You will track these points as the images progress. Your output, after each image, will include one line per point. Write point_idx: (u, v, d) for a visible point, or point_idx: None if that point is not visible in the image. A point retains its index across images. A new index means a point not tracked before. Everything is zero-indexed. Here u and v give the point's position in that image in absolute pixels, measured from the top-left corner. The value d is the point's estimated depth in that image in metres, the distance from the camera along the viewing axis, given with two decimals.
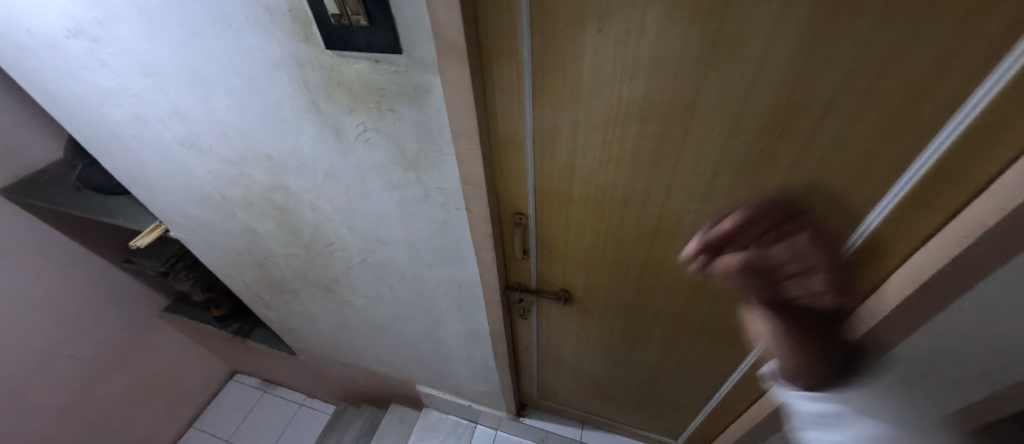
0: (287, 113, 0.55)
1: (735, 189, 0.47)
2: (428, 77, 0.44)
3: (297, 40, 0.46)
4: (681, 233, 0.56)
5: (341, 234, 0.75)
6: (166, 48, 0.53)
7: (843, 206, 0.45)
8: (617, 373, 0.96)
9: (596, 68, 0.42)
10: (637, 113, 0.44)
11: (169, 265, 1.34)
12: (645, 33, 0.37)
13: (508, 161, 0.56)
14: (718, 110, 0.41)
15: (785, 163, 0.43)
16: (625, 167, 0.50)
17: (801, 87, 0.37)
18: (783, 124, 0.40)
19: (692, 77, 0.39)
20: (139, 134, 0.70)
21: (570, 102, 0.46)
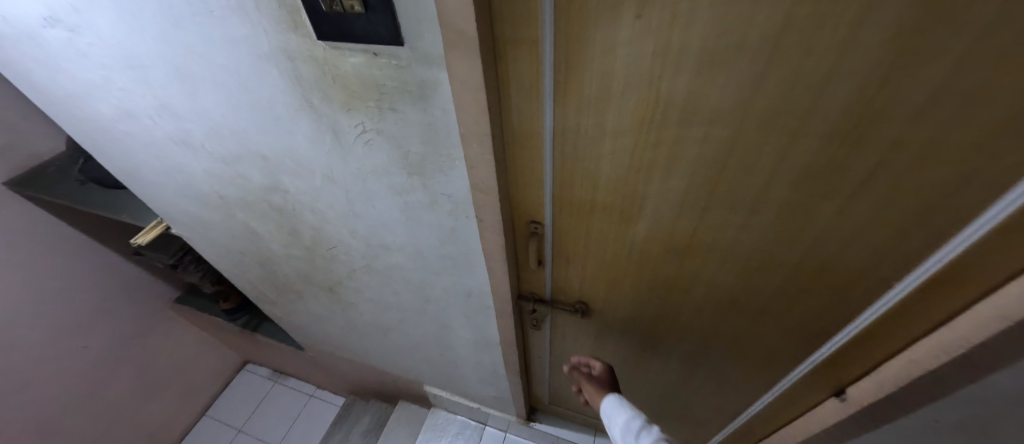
0: (280, 110, 0.50)
1: (788, 203, 0.41)
2: (433, 74, 0.38)
3: (286, 30, 0.40)
4: (717, 250, 0.50)
5: (343, 238, 0.71)
6: (147, 38, 0.48)
7: (900, 247, 0.40)
8: (633, 384, 0.91)
9: (630, 63, 0.35)
10: (676, 115, 0.38)
11: (178, 257, 1.30)
12: (694, 22, 0.31)
13: (524, 167, 0.50)
14: (778, 113, 0.34)
15: (854, 179, 0.36)
16: (658, 175, 0.44)
17: (869, 113, 0.32)
18: (858, 132, 0.33)
19: (742, 91, 0.34)
20: (130, 131, 0.66)
21: (597, 102, 0.40)
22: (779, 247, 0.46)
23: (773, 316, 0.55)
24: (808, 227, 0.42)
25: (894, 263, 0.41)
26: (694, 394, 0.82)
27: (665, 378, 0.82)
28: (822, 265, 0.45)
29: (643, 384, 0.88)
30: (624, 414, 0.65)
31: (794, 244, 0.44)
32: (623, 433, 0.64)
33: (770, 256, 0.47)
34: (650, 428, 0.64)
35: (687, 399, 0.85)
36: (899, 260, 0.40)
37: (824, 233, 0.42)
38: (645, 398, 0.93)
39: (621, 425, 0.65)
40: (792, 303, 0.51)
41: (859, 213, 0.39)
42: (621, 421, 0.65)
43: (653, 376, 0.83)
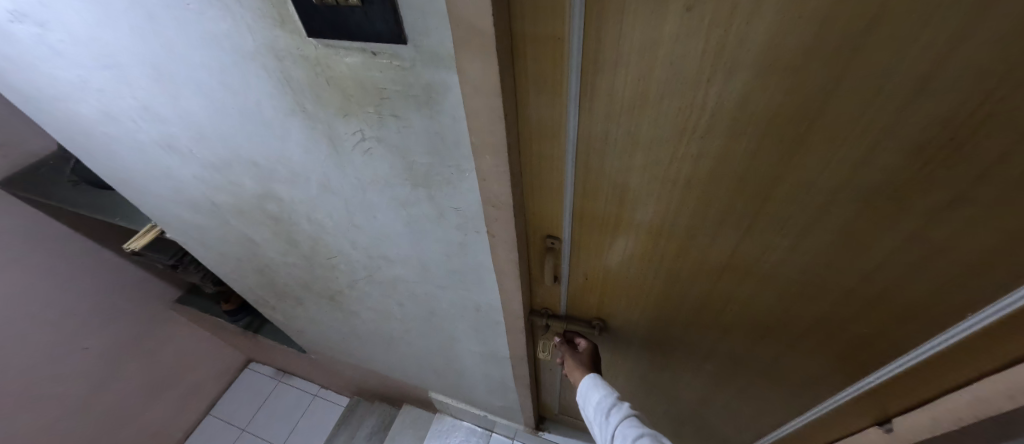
0: (270, 115, 0.45)
1: (848, 225, 0.36)
2: (441, 77, 0.33)
3: (273, 26, 0.35)
4: (757, 271, 0.45)
5: (343, 249, 0.66)
6: (122, 34, 0.43)
7: (971, 281, 0.34)
8: (649, 399, 0.86)
9: (672, 66, 0.30)
10: (724, 125, 0.33)
11: (178, 257, 1.24)
12: (756, 17, 0.26)
13: (541, 179, 0.45)
14: (850, 126, 0.29)
15: (934, 202, 0.31)
16: (696, 191, 0.39)
17: (964, 128, 0.26)
18: (946, 151, 0.28)
19: (808, 98, 0.28)
20: (113, 134, 0.61)
21: (629, 109, 0.34)
22: (832, 272, 0.40)
23: (814, 342, 0.50)
24: (870, 252, 0.37)
25: (971, 297, 0.35)
26: (715, 412, 0.77)
27: (683, 395, 0.78)
28: (882, 293, 0.40)
29: (660, 399, 0.84)
30: (596, 390, 0.58)
31: (850, 269, 0.39)
32: (595, 411, 0.57)
33: (819, 281, 0.42)
34: (624, 406, 0.56)
35: (706, 417, 0.81)
36: (978, 294, 0.35)
37: (888, 259, 0.36)
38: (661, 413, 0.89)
39: (592, 402, 0.58)
40: (837, 331, 0.46)
41: (932, 241, 0.33)
42: (593, 397, 0.58)
43: (671, 393, 0.79)
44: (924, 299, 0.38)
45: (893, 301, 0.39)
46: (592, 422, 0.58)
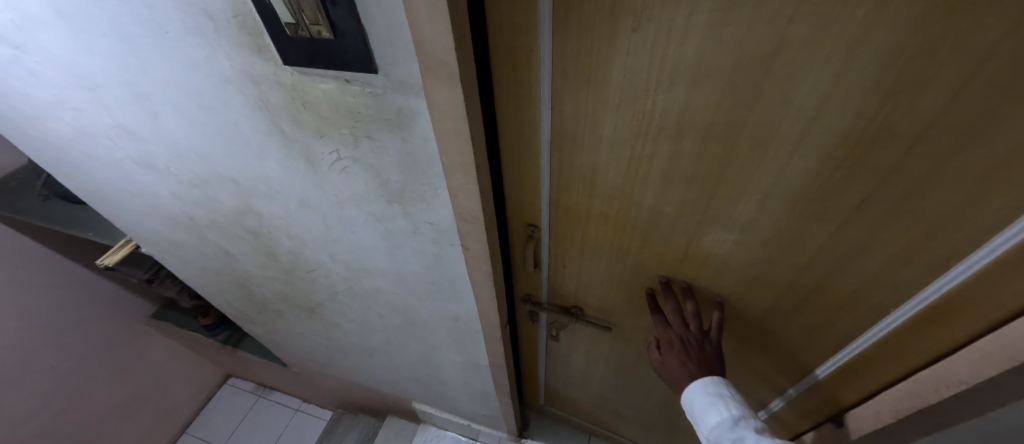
0: (247, 134, 0.46)
1: (784, 223, 0.39)
2: (411, 103, 0.35)
3: (249, 54, 0.37)
4: (711, 266, 0.48)
5: (323, 262, 0.67)
6: (100, 58, 0.44)
7: (894, 277, 0.37)
8: (628, 395, 0.90)
9: (626, 75, 0.33)
10: (671, 129, 0.36)
11: (154, 272, 1.21)
12: (687, 39, 0.29)
13: (519, 173, 0.48)
14: (776, 131, 0.32)
15: (850, 202, 0.34)
16: (651, 189, 0.42)
17: (868, 136, 0.30)
18: (855, 157, 0.31)
19: (738, 107, 0.32)
20: (88, 152, 0.61)
21: (590, 112, 0.37)
22: (775, 266, 0.44)
23: (769, 335, 0.53)
24: (803, 248, 0.40)
25: (896, 292, 0.38)
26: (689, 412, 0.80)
27: (657, 388, 0.81)
28: (819, 286, 0.43)
29: (638, 394, 0.87)
30: (716, 409, 0.48)
31: (790, 264, 0.43)
32: (717, 434, 0.48)
33: (765, 274, 0.45)
34: (752, 420, 0.48)
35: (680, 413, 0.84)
36: (902, 287, 0.38)
37: (820, 255, 0.40)
38: (638, 406, 0.93)
39: (711, 423, 0.49)
40: (786, 322, 0.49)
41: (856, 239, 0.37)
42: (711, 417, 0.48)
43: (647, 387, 0.82)
44: (856, 293, 0.41)
45: (828, 294, 0.43)
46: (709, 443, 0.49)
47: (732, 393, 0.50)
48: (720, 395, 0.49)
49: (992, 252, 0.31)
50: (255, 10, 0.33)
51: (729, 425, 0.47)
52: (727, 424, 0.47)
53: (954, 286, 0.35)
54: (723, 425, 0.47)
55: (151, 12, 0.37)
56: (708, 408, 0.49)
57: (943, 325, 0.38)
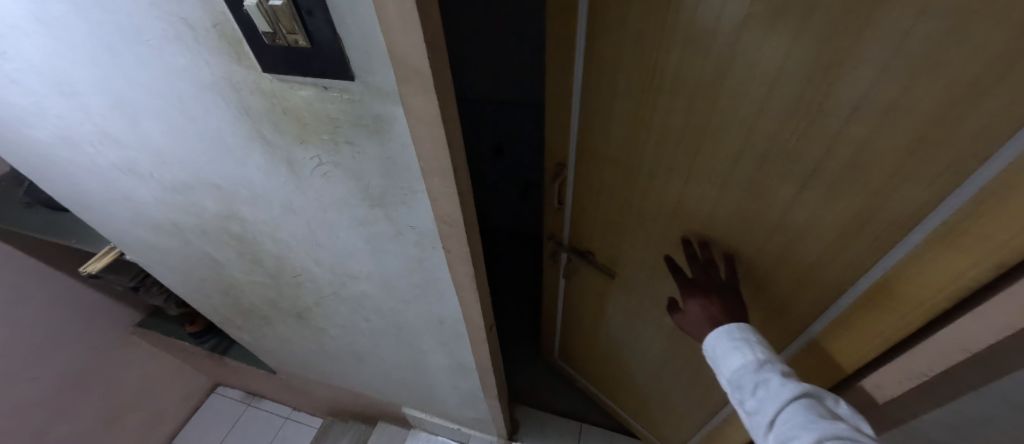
0: (229, 141, 0.47)
1: (757, 179, 0.49)
2: (388, 109, 0.36)
3: (229, 62, 0.38)
4: (697, 221, 0.60)
5: (308, 266, 0.67)
6: (80, 65, 0.44)
7: (857, 239, 0.44)
8: (630, 354, 1.00)
9: (635, 41, 0.48)
10: (665, 88, 0.49)
11: (140, 279, 1.20)
12: (676, 18, 0.43)
13: (561, 116, 0.67)
14: (745, 95, 0.43)
15: (810, 162, 0.43)
16: (651, 139, 0.56)
17: (818, 104, 0.39)
18: (808, 121, 0.40)
19: (714, 74, 0.44)
20: (71, 158, 0.61)
21: (611, 67, 0.53)
22: (755, 223, 0.53)
23: (765, 305, 0.60)
24: (779, 207, 0.49)
25: (860, 254, 0.45)
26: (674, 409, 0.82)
27: None
28: (793, 244, 0.51)
29: (638, 355, 0.97)
30: (742, 352, 0.52)
31: (766, 221, 0.51)
32: (738, 376, 0.52)
33: (746, 230, 0.54)
34: (777, 365, 0.51)
35: (672, 380, 0.93)
36: (868, 248, 0.44)
37: (792, 212, 0.48)
38: (640, 365, 1.00)
39: (734, 366, 0.52)
40: (769, 283, 0.57)
41: (817, 198, 0.45)
42: (736, 361, 0.52)
43: (644, 347, 0.93)
44: (830, 257, 0.48)
45: (804, 253, 0.50)
46: (728, 384, 0.53)
47: (761, 340, 0.53)
48: (749, 343, 0.53)
49: (940, 217, 0.37)
50: (234, 20, 0.34)
51: (752, 368, 0.51)
52: (749, 366, 0.51)
53: (913, 249, 0.40)
54: (746, 369, 0.51)
55: (131, 21, 0.37)
56: (734, 352, 0.53)
57: (909, 297, 0.43)
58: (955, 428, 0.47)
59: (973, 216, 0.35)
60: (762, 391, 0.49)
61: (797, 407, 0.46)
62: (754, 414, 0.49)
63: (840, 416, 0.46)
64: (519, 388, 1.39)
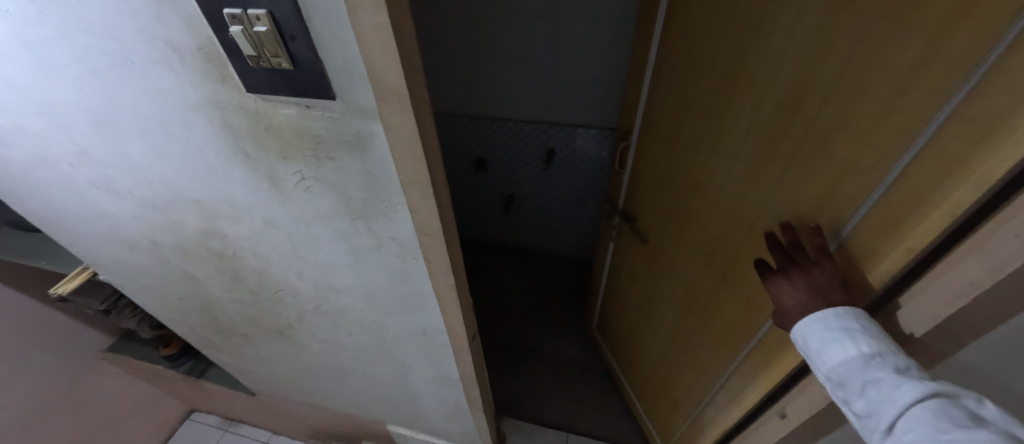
0: (211, 159, 0.48)
1: (761, 145, 0.61)
2: (368, 126, 0.38)
3: (214, 82, 0.39)
4: (712, 187, 0.75)
5: (289, 281, 0.68)
6: (62, 85, 0.45)
7: (829, 210, 0.50)
8: (647, 327, 1.11)
9: (699, 29, 0.71)
10: (713, 64, 0.69)
11: (110, 303, 1.16)
12: (727, 10, 0.64)
13: (642, 93, 0.96)
14: (761, 69, 0.58)
15: (798, 131, 0.54)
16: (696, 108, 0.76)
17: (806, 79, 0.51)
18: (800, 93, 0.52)
19: (746, 52, 0.61)
20: (45, 177, 0.60)
21: (683, 48, 0.78)
22: (757, 191, 0.63)
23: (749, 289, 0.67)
24: (773, 176, 0.59)
25: (824, 223, 0.52)
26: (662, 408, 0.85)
27: None
28: (778, 212, 0.59)
29: (653, 327, 1.08)
30: (843, 347, 0.45)
31: (762, 187, 0.62)
32: (841, 371, 0.46)
33: (748, 197, 0.65)
34: (893, 354, 0.43)
35: (672, 361, 1.01)
36: (835, 216, 0.50)
37: (781, 181, 0.58)
38: (654, 337, 1.08)
39: (837, 363, 0.46)
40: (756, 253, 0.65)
41: (801, 167, 0.54)
42: (838, 357, 0.45)
43: (658, 319, 1.04)
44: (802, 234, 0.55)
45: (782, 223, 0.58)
46: (828, 380, 0.48)
47: (872, 328, 0.45)
48: (854, 336, 0.44)
49: (885, 187, 0.43)
50: (220, 44, 0.36)
51: (858, 364, 0.44)
52: (854, 363, 0.44)
53: (862, 217, 0.46)
54: (851, 365, 0.45)
55: (117, 44, 0.39)
56: (836, 347, 0.46)
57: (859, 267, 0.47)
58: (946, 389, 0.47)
59: (905, 191, 0.41)
60: (875, 393, 0.43)
61: (921, 414, 0.40)
62: (865, 416, 0.44)
63: (981, 419, 0.39)
64: (507, 398, 1.39)
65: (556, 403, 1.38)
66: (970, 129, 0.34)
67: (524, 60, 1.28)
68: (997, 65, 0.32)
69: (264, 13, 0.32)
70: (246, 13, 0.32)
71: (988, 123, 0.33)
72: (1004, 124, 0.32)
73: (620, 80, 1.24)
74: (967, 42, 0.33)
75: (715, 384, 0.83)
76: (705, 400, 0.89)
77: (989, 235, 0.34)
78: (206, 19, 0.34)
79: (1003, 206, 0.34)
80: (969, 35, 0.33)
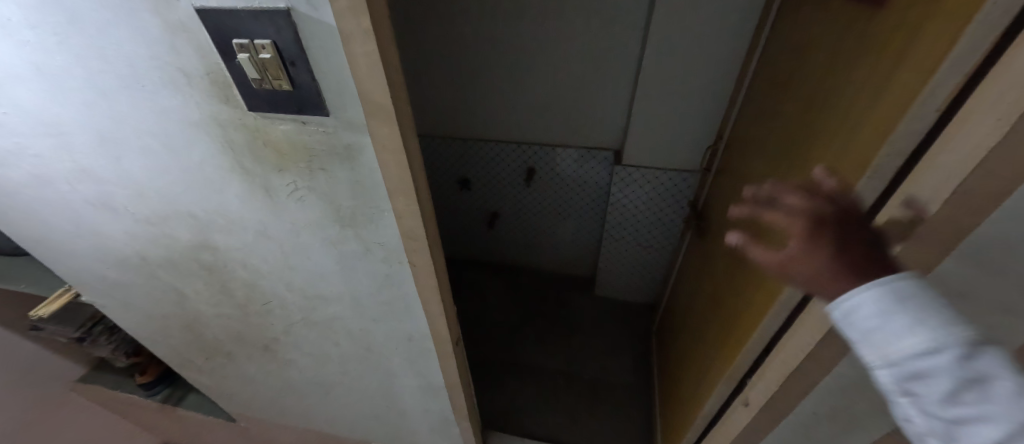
0: (212, 173, 0.52)
1: (783, 142, 0.68)
2: (358, 139, 0.44)
3: (218, 102, 0.44)
4: (749, 184, 0.83)
5: (278, 291, 0.70)
6: (70, 107, 0.49)
7: (800, 199, 0.57)
8: (684, 322, 1.18)
9: (784, 39, 0.80)
10: (783, 69, 0.78)
11: (85, 330, 1.14)
12: (801, 20, 0.73)
13: (737, 101, 1.06)
14: (803, 73, 0.66)
15: (802, 129, 0.61)
16: (763, 110, 0.84)
17: (822, 80, 0.58)
18: (815, 93, 0.59)
19: (800, 58, 0.69)
20: (41, 195, 0.63)
21: (772, 56, 0.87)
22: (769, 186, 0.70)
23: (744, 281, 0.73)
24: (782, 171, 0.66)
25: (792, 214, 0.58)
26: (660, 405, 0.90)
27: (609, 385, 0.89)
28: (775, 204, 0.66)
29: (688, 320, 1.14)
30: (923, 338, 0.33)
31: (774, 181, 0.68)
32: (919, 370, 0.34)
33: (765, 191, 0.72)
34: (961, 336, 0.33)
35: (688, 358, 1.06)
36: (799, 205, 0.56)
37: (783, 175, 0.64)
38: (686, 332, 1.14)
39: (908, 358, 0.34)
40: (754, 244, 0.72)
41: (798, 160, 0.60)
42: (922, 352, 0.33)
43: (692, 312, 1.11)
44: (780, 225, 0.62)
45: (774, 214, 0.65)
46: (890, 379, 0.36)
47: (937, 306, 0.34)
48: (883, 311, 0.35)
49: (831, 174, 0.49)
50: (227, 70, 0.41)
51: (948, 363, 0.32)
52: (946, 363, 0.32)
53: None
54: (940, 365, 0.32)
55: (131, 69, 0.43)
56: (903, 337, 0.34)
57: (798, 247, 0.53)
58: None
59: (838, 178, 0.47)
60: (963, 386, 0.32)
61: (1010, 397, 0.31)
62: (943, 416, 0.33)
63: None
64: (493, 412, 1.40)
65: (543, 415, 1.39)
66: (879, 120, 0.41)
67: (505, 83, 1.36)
68: (900, 71, 0.39)
69: (269, 43, 0.37)
70: (253, 43, 0.37)
71: (888, 116, 0.39)
72: (895, 117, 0.38)
73: (596, 104, 1.33)
74: (900, 43, 0.40)
75: (702, 378, 0.89)
76: (691, 398, 0.94)
77: (877, 228, 0.40)
78: (215, 47, 0.39)
79: (888, 201, 0.40)
80: (903, 38, 0.40)
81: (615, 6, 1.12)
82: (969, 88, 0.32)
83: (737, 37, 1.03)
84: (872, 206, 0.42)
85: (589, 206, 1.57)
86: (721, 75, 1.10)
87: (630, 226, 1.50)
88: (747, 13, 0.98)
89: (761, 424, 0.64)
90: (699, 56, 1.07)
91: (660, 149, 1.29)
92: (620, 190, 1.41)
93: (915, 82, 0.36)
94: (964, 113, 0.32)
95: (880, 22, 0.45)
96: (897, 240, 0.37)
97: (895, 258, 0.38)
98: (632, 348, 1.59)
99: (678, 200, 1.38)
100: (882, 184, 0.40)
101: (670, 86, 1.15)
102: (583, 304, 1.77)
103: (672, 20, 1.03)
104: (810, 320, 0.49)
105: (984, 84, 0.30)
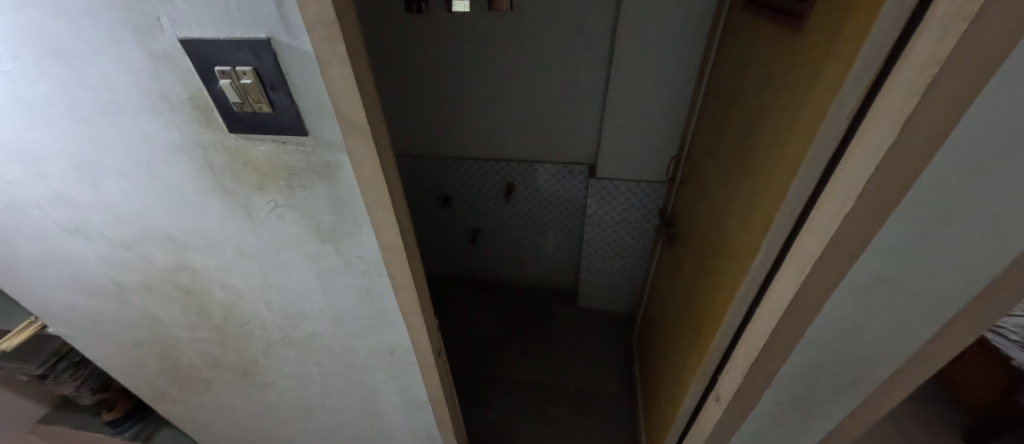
0: (190, 194, 0.53)
1: (734, 149, 0.73)
2: (335, 156, 0.46)
3: (198, 125, 0.46)
4: (708, 189, 0.88)
5: (258, 311, 0.71)
6: (47, 133, 0.50)
7: (750, 199, 0.61)
8: (661, 326, 1.20)
9: (730, 54, 0.87)
10: (730, 82, 0.83)
11: (49, 366, 1.09)
12: (741, 38, 0.79)
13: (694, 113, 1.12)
14: (746, 84, 0.72)
15: (750, 135, 0.66)
16: (716, 120, 0.90)
17: (761, 89, 0.63)
18: (757, 100, 0.64)
19: (742, 72, 0.75)
20: (11, 222, 0.62)
21: (720, 70, 0.93)
22: (725, 189, 0.75)
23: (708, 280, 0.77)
24: (736, 173, 0.70)
25: (744, 214, 0.63)
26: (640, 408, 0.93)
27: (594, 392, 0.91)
28: (731, 206, 0.70)
29: (663, 325, 1.17)
30: None
31: (728, 183, 0.73)
32: None
33: (721, 194, 0.77)
34: None
35: (665, 363, 1.08)
36: (750, 205, 0.61)
37: (736, 178, 0.69)
38: (662, 337, 1.16)
39: None
40: (716, 243, 0.76)
41: (746, 162, 0.65)
42: None
43: (667, 317, 1.13)
44: (735, 225, 0.66)
45: (730, 213, 0.69)
46: None
47: None
48: None
49: (773, 176, 0.54)
50: (208, 95, 0.43)
51: None
52: None
53: (760, 202, 0.57)
54: None
55: (113, 96, 0.45)
56: None
57: (751, 242, 0.57)
58: (854, 323, 0.49)
59: (778, 177, 0.52)
60: None
61: None
62: None
63: None
64: (480, 429, 1.39)
65: (530, 427, 1.39)
66: (806, 125, 0.46)
67: (481, 102, 1.41)
68: (818, 82, 0.44)
69: (250, 69, 0.40)
70: (234, 69, 0.40)
71: (812, 122, 0.44)
72: (816, 123, 0.43)
73: (567, 121, 1.39)
74: (819, 56, 0.46)
75: (678, 379, 0.92)
76: (669, 399, 0.97)
77: (811, 226, 0.44)
78: (197, 74, 0.41)
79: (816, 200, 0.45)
80: (820, 52, 0.45)
81: (580, 30, 1.19)
82: (870, 99, 0.37)
83: (693, 56, 1.10)
84: (806, 205, 0.47)
85: (567, 219, 1.61)
86: (682, 92, 1.17)
87: (606, 237, 1.54)
88: (698, 33, 1.06)
89: (734, 418, 0.67)
90: (660, 74, 1.15)
91: (630, 161, 1.35)
92: (595, 202, 1.46)
93: (830, 90, 0.41)
94: (868, 121, 0.37)
95: (804, 37, 0.50)
96: (825, 236, 0.42)
97: (826, 250, 0.42)
98: (614, 358, 1.61)
99: (650, 210, 1.44)
100: (813, 182, 0.45)
101: (635, 101, 1.21)
102: (565, 316, 1.79)
103: (634, 41, 1.10)
104: (766, 312, 0.53)
105: (881, 95, 0.35)
